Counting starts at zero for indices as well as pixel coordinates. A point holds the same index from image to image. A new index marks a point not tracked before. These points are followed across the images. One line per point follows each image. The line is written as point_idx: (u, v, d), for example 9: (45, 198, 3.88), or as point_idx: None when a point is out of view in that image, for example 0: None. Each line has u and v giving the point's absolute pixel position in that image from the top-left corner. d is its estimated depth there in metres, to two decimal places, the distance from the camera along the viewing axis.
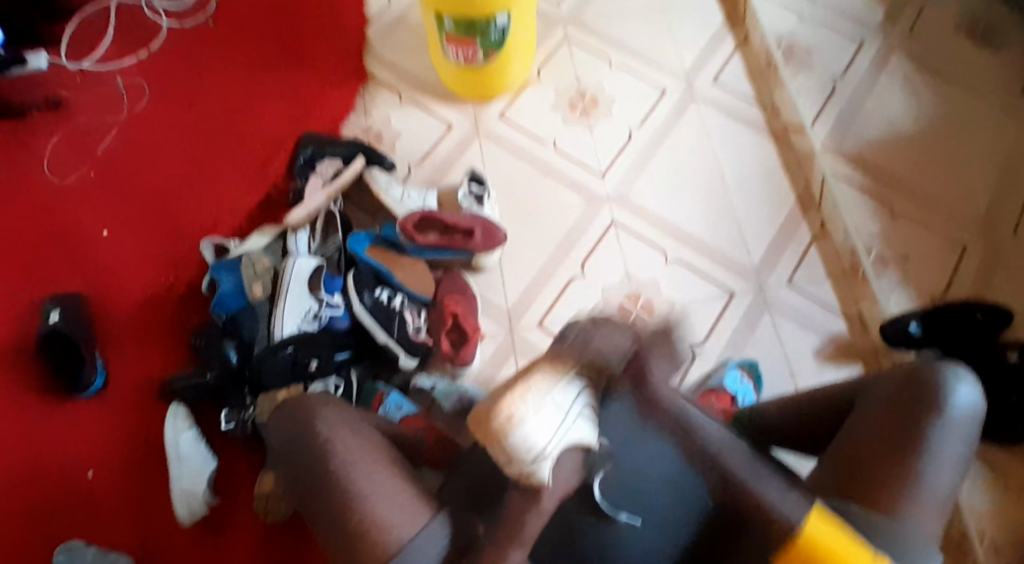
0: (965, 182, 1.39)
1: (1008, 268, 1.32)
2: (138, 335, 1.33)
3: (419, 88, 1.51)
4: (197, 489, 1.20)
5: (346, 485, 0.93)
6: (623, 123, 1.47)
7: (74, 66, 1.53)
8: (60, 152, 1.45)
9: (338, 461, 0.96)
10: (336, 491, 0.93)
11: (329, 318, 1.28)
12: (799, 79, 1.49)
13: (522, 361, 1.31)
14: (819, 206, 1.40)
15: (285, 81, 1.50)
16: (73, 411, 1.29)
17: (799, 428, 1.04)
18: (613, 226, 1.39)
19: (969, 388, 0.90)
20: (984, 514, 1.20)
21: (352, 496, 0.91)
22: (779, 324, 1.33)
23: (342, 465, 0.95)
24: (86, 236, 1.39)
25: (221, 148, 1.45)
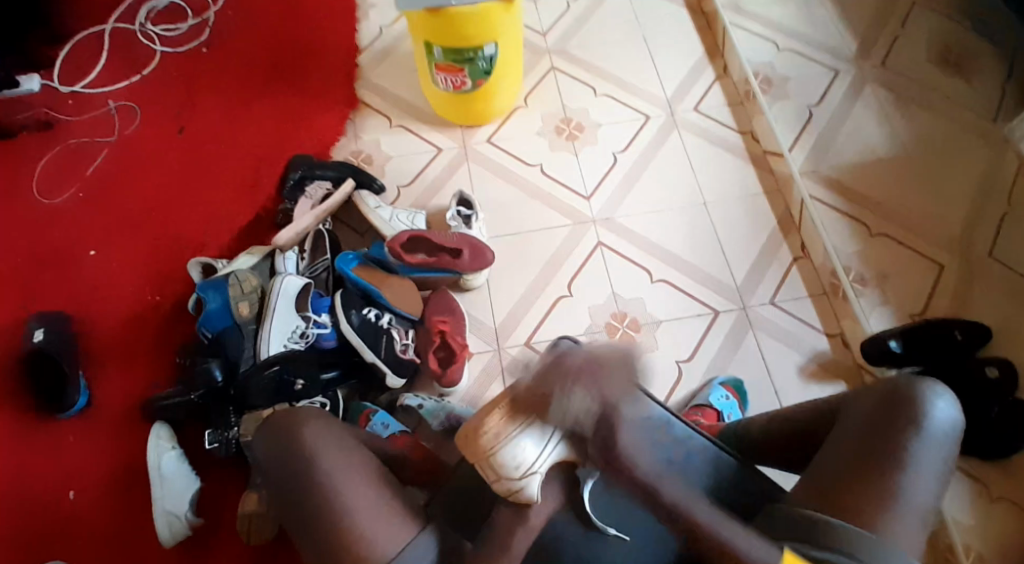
0: (943, 205, 1.42)
1: (984, 285, 1.35)
2: (123, 353, 1.32)
3: (407, 112, 1.54)
4: (180, 510, 1.19)
5: (330, 491, 0.93)
6: (608, 147, 1.50)
7: (66, 88, 1.55)
8: (49, 175, 1.46)
9: (324, 471, 0.95)
10: (325, 495, 0.93)
11: (316, 337, 1.28)
12: (778, 106, 1.53)
13: (510, 379, 1.31)
14: (799, 227, 1.44)
15: (277, 106, 1.53)
16: (59, 431, 1.27)
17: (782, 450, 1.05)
18: (600, 246, 1.41)
19: (948, 406, 0.91)
20: (971, 531, 1.21)
21: (335, 502, 0.92)
22: (762, 341, 1.35)
23: (327, 473, 0.94)
24: (74, 255, 1.39)
25: (211, 171, 1.47)
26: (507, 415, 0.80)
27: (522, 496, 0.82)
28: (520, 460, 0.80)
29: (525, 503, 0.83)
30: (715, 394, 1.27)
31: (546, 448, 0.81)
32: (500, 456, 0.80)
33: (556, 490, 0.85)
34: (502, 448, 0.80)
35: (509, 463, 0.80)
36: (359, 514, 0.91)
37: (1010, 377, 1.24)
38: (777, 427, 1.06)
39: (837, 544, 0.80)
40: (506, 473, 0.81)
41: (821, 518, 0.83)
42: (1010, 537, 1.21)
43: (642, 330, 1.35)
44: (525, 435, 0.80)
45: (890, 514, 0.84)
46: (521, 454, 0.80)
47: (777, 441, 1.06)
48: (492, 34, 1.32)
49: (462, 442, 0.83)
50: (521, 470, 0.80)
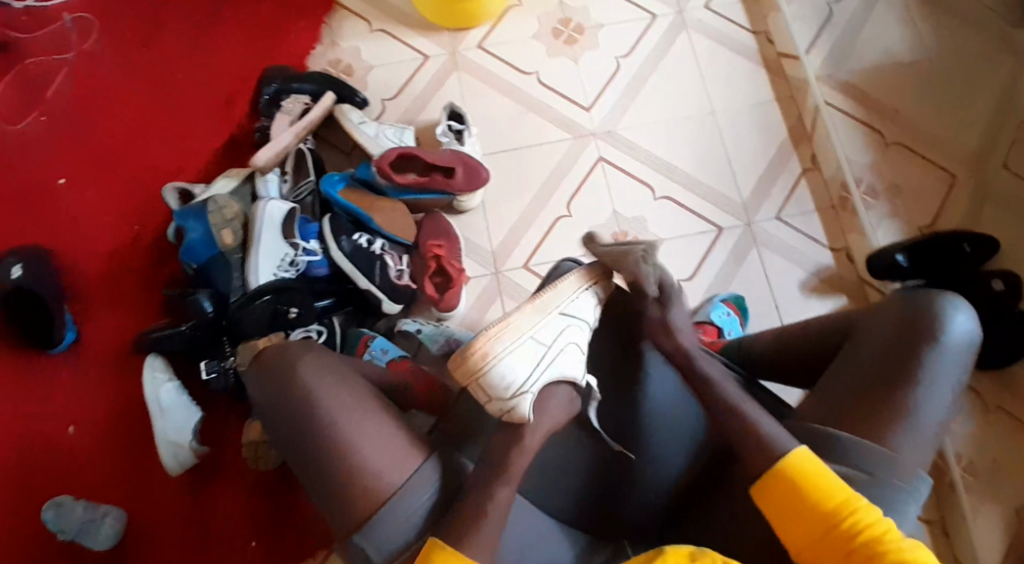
0: (960, 110, 1.35)
1: (996, 197, 1.30)
2: (108, 289, 1.27)
3: (390, 15, 1.41)
4: (183, 440, 1.18)
5: (334, 442, 0.88)
6: (610, 52, 1.40)
7: (19, 3, 1.40)
8: (9, 95, 1.35)
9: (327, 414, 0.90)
10: (328, 441, 0.88)
11: (307, 265, 1.24)
12: (795, 2, 1.42)
13: (509, 302, 1.28)
14: (810, 137, 1.36)
15: (248, 11, 1.40)
16: (50, 368, 1.24)
17: (788, 357, 1.03)
18: (600, 161, 1.34)
19: (965, 318, 0.89)
20: (969, 444, 1.23)
21: (339, 456, 0.87)
22: (767, 258, 1.32)
23: (330, 423, 0.89)
24: (44, 184, 1.31)
25: (182, 88, 1.36)
26: (491, 338, 0.87)
27: (516, 416, 0.85)
28: (510, 377, 0.85)
29: (520, 423, 0.85)
30: (717, 311, 1.24)
31: (531, 366, 0.86)
32: (489, 377, 0.85)
33: (558, 410, 0.87)
34: (490, 368, 0.85)
35: (498, 381, 0.85)
36: (369, 455, 0.87)
37: (1014, 290, 1.22)
38: (779, 348, 1.04)
39: (852, 459, 0.84)
40: (496, 393, 0.85)
41: (830, 431, 0.86)
42: (1004, 449, 1.22)
43: (643, 249, 1.31)
44: (509, 354, 0.86)
45: (903, 429, 0.85)
46: (508, 372, 0.85)
47: (777, 362, 1.04)
48: None
49: (453, 372, 0.88)
50: (511, 388, 0.85)
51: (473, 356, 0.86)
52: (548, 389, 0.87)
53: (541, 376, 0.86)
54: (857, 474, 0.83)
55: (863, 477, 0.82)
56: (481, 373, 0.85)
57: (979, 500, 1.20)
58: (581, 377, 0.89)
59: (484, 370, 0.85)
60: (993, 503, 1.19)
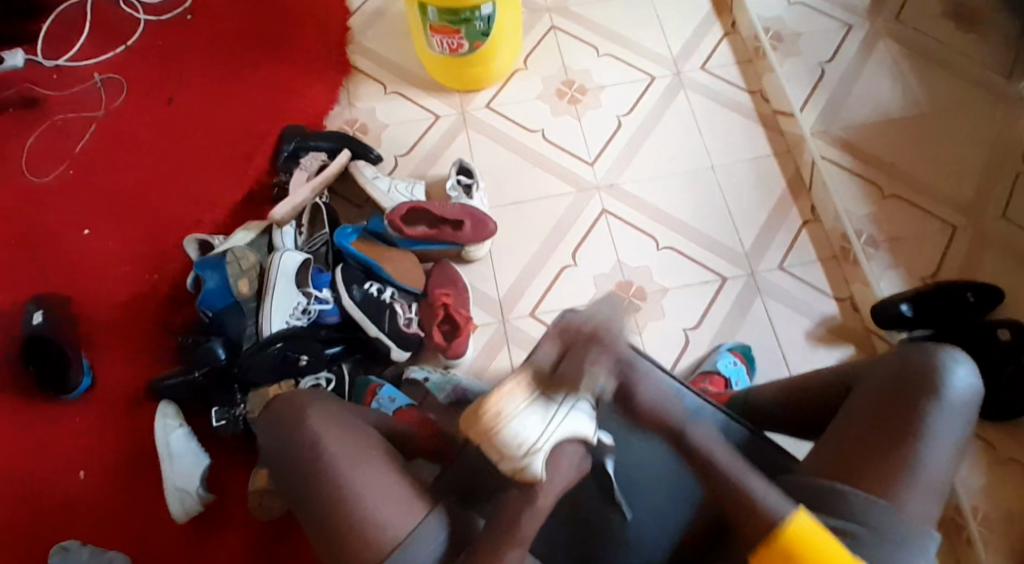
0: (957, 165, 1.37)
1: (996, 247, 1.31)
2: (123, 336, 1.31)
3: (403, 78, 1.49)
4: (191, 486, 1.19)
5: (337, 477, 0.90)
6: (612, 111, 1.46)
7: (51, 63, 1.50)
8: (41, 153, 1.43)
9: (328, 454, 0.92)
10: (328, 477, 0.90)
11: (318, 313, 1.27)
12: (788, 63, 1.47)
13: (515, 351, 1.30)
14: (808, 190, 1.41)
15: (269, 75, 1.48)
16: (64, 413, 1.26)
17: (791, 412, 1.03)
18: (604, 214, 1.38)
19: (965, 371, 0.90)
20: (982, 494, 1.20)
21: (340, 489, 0.89)
22: (771, 307, 1.33)
23: (334, 461, 0.91)
24: (69, 235, 1.37)
25: (203, 146, 1.43)
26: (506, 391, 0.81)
27: (528, 475, 0.81)
28: (522, 436, 0.80)
29: (531, 482, 0.81)
30: (722, 360, 1.25)
31: (545, 426, 0.80)
32: (502, 435, 0.80)
33: (570, 468, 0.83)
34: (503, 426, 0.80)
35: (510, 439, 0.80)
36: (364, 495, 0.88)
37: (1022, 339, 1.21)
38: (777, 392, 1.05)
39: (856, 514, 0.82)
40: (508, 451, 0.80)
41: (836, 486, 0.84)
42: (1020, 498, 1.19)
43: (648, 298, 1.33)
44: (524, 411, 0.80)
45: (906, 482, 0.84)
46: (521, 429, 0.80)
47: (777, 405, 1.05)
48: None
49: (463, 425, 0.84)
50: (523, 447, 0.80)
51: (486, 413, 0.80)
52: (561, 448, 0.83)
53: (552, 433, 0.81)
54: (860, 529, 0.81)
55: (865, 532, 0.81)
56: (493, 431, 0.80)
57: (996, 553, 1.16)
58: (593, 435, 0.85)
59: (499, 426, 0.79)
60: (1009, 556, 1.16)
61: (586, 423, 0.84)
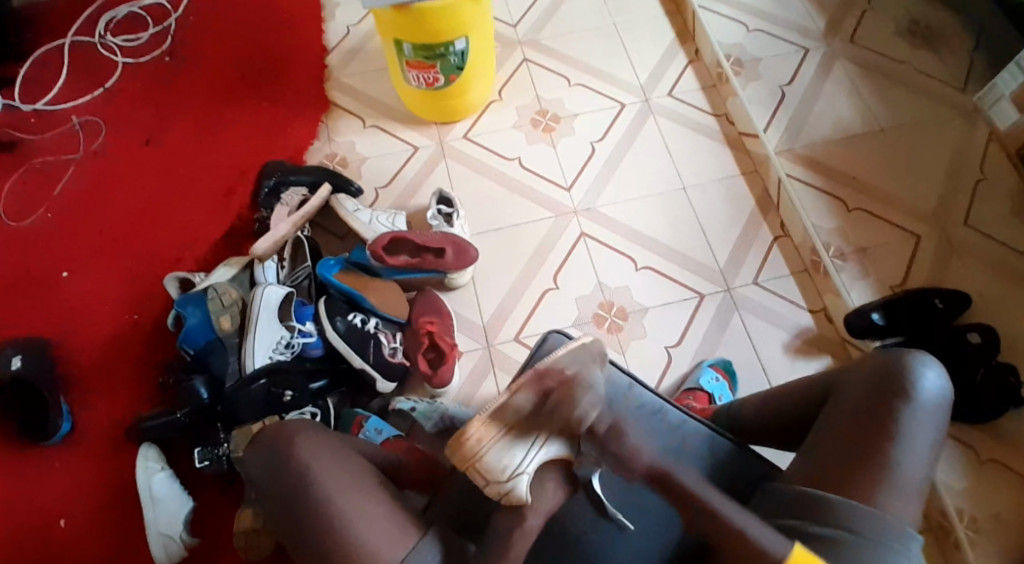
0: (915, 178, 1.43)
1: (961, 252, 1.36)
2: (104, 379, 1.29)
3: (381, 112, 1.51)
4: (175, 531, 1.16)
5: (336, 512, 0.87)
6: (585, 137, 1.50)
7: (27, 106, 1.51)
8: (17, 196, 1.42)
9: (327, 487, 0.90)
10: (326, 513, 0.88)
11: (302, 346, 1.25)
12: (751, 86, 1.53)
13: (501, 376, 1.31)
14: (777, 207, 1.45)
15: (246, 113, 1.50)
16: (44, 459, 1.24)
17: (771, 426, 1.04)
18: (583, 237, 1.41)
19: (934, 374, 0.91)
20: (965, 495, 1.22)
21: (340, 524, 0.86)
22: (749, 322, 1.36)
23: (332, 495, 0.89)
24: (47, 278, 1.36)
25: (182, 184, 1.43)
26: (488, 419, 0.83)
27: (515, 499, 0.82)
28: (506, 460, 0.82)
29: (520, 505, 0.82)
30: (705, 377, 1.27)
31: (528, 446, 0.83)
32: (485, 461, 0.82)
33: (557, 489, 0.84)
34: (485, 451, 0.82)
35: (495, 464, 0.82)
36: (366, 530, 0.86)
37: (991, 340, 1.26)
38: (768, 410, 1.04)
39: (842, 521, 0.83)
40: (493, 476, 0.82)
41: (821, 494, 0.86)
42: (1000, 497, 1.22)
43: (630, 318, 1.35)
44: (508, 435, 0.82)
45: (886, 487, 0.85)
46: (505, 453, 0.82)
47: (766, 422, 1.05)
48: (461, 28, 1.31)
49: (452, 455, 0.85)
50: (507, 470, 0.82)
51: (468, 440, 0.83)
52: (550, 466, 0.85)
53: (536, 456, 0.83)
54: (846, 534, 0.82)
55: (851, 537, 0.82)
56: (475, 459, 0.82)
57: (981, 552, 1.18)
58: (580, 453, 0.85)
59: (481, 452, 0.82)
60: (994, 554, 1.18)
61: (572, 441, 0.85)
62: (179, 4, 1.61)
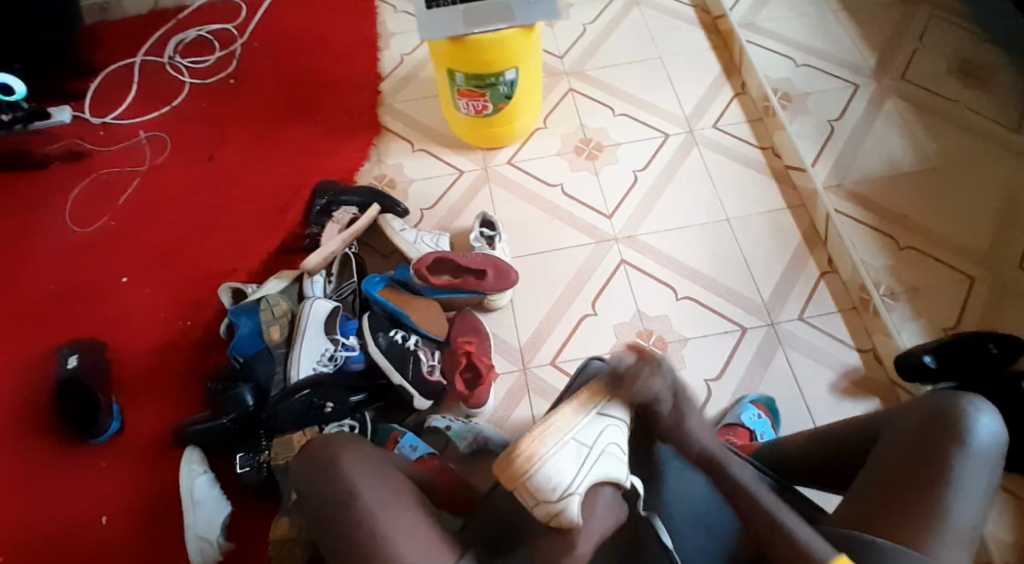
0: (973, 217, 1.39)
1: (1019, 295, 1.32)
2: (155, 383, 1.34)
3: (429, 136, 1.56)
4: (211, 535, 1.19)
5: (368, 523, 0.88)
6: (628, 166, 1.51)
7: (99, 121, 1.60)
8: (85, 205, 1.51)
9: (359, 497, 0.90)
10: (354, 523, 0.88)
11: (345, 360, 1.28)
12: (797, 121, 1.53)
13: (535, 399, 1.31)
14: (824, 242, 1.43)
15: (300, 134, 1.56)
16: (90, 457, 1.28)
17: (809, 467, 1.01)
18: (622, 264, 1.42)
19: (989, 418, 0.87)
20: (1016, 549, 1.16)
21: (366, 531, 0.87)
22: (793, 358, 1.33)
23: (362, 502, 0.89)
24: (108, 284, 1.43)
25: (237, 201, 1.50)
26: (536, 438, 0.82)
27: (564, 519, 0.82)
28: (557, 479, 0.81)
29: (569, 528, 0.82)
30: (746, 413, 1.25)
31: (577, 466, 0.82)
32: (535, 479, 0.81)
33: (605, 515, 0.84)
34: (535, 470, 0.81)
35: (545, 483, 0.81)
36: (396, 543, 0.86)
37: None
38: (809, 453, 1.01)
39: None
40: (544, 495, 0.81)
41: (861, 535, 0.82)
42: None
43: (667, 348, 1.35)
44: (557, 454, 0.82)
45: (934, 532, 0.81)
46: (555, 473, 0.81)
47: (808, 466, 1.02)
48: (512, 61, 1.34)
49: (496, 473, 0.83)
50: (558, 490, 0.81)
51: (520, 456, 0.81)
52: (594, 490, 0.84)
53: (585, 477, 0.82)
54: None
55: None
56: (526, 477, 0.81)
57: None
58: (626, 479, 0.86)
59: (531, 472, 0.81)
60: None
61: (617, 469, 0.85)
62: (245, 30, 1.71)
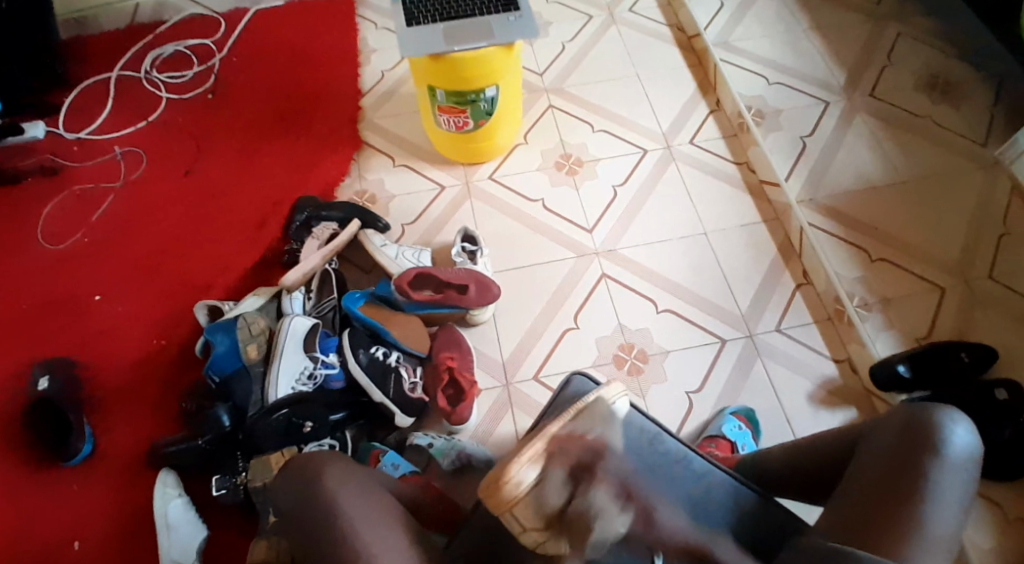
0: (940, 230, 1.43)
1: (985, 306, 1.35)
2: (129, 403, 1.30)
3: (410, 152, 1.56)
4: (186, 559, 1.15)
5: (357, 541, 0.85)
6: (608, 181, 1.53)
7: (71, 135, 1.57)
8: (55, 221, 1.47)
9: (347, 516, 0.88)
10: (343, 544, 0.85)
11: (324, 378, 1.25)
12: (772, 136, 1.56)
13: (518, 414, 1.30)
14: (799, 255, 1.45)
15: (279, 149, 1.55)
16: (61, 479, 1.24)
17: (796, 474, 1.02)
18: (604, 277, 1.42)
19: (964, 428, 0.88)
20: (993, 555, 1.18)
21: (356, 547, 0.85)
22: (772, 369, 1.34)
23: (351, 521, 0.87)
24: (79, 302, 1.39)
25: (214, 217, 1.47)
26: (522, 464, 0.76)
27: (551, 546, 0.80)
28: (545, 506, 0.76)
29: (556, 553, 0.80)
30: (727, 425, 1.25)
31: (566, 491, 0.77)
32: (522, 508, 0.76)
33: (592, 532, 0.82)
34: (522, 500, 0.76)
35: (533, 510, 0.76)
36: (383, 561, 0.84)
37: (1020, 397, 1.22)
38: (792, 464, 1.02)
39: None
40: (532, 524, 0.78)
41: (844, 548, 0.81)
42: None
43: (650, 360, 1.35)
44: (547, 479, 0.76)
45: (914, 542, 0.82)
46: (544, 499, 0.76)
47: (794, 476, 1.02)
48: (492, 77, 1.35)
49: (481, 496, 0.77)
50: (545, 516, 0.77)
51: (507, 486, 0.75)
52: None
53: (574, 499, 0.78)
54: None
55: None
56: (515, 509, 0.76)
57: None
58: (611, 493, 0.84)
59: (520, 502, 0.75)
60: None
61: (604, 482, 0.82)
62: (223, 45, 1.69)
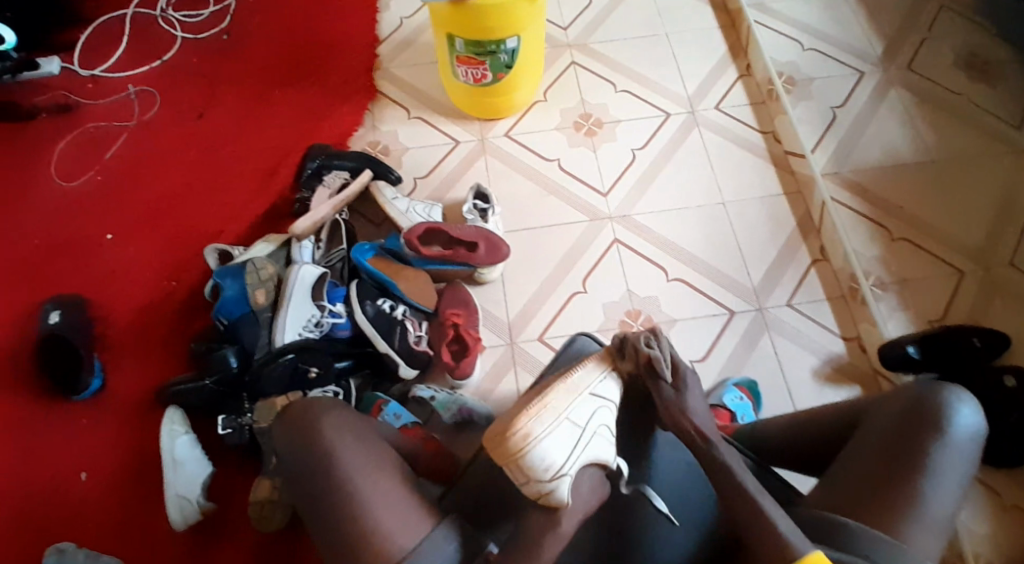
0: (965, 211, 1.39)
1: (1003, 291, 1.32)
2: (137, 343, 1.32)
3: (427, 104, 1.53)
4: (192, 494, 1.18)
5: (348, 495, 0.87)
6: (626, 144, 1.50)
7: (86, 72, 1.56)
8: (69, 158, 1.48)
9: (344, 469, 0.89)
10: (339, 492, 0.87)
11: (331, 326, 1.26)
12: (800, 106, 1.51)
13: (522, 372, 1.31)
14: (819, 230, 1.42)
15: (294, 96, 1.53)
16: (69, 414, 1.28)
17: (789, 451, 1.01)
18: (616, 243, 1.41)
19: (970, 409, 0.88)
20: (986, 541, 1.18)
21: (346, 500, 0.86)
22: (778, 344, 1.33)
23: (348, 473, 0.88)
24: (92, 240, 1.41)
25: (227, 161, 1.47)
26: (530, 418, 0.86)
27: (554, 500, 0.85)
28: (548, 460, 0.84)
29: (557, 506, 0.85)
30: (729, 395, 1.25)
31: (570, 448, 0.85)
32: (528, 458, 0.84)
33: (588, 495, 0.88)
34: (530, 449, 0.84)
35: (536, 463, 0.84)
36: (377, 512, 0.85)
37: None
38: (791, 439, 1.00)
39: (864, 548, 0.79)
40: (534, 475, 0.84)
41: (841, 519, 0.82)
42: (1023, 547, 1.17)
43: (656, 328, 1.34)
44: (547, 437, 0.85)
45: (911, 518, 0.82)
46: (548, 453, 0.84)
47: (791, 450, 1.01)
48: (512, 29, 1.31)
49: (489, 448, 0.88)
50: (550, 471, 0.84)
51: (512, 436, 0.85)
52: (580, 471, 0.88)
53: (576, 457, 0.86)
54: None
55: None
56: (519, 456, 0.84)
57: None
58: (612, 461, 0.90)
59: (525, 450, 0.84)
60: None
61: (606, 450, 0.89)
62: None
